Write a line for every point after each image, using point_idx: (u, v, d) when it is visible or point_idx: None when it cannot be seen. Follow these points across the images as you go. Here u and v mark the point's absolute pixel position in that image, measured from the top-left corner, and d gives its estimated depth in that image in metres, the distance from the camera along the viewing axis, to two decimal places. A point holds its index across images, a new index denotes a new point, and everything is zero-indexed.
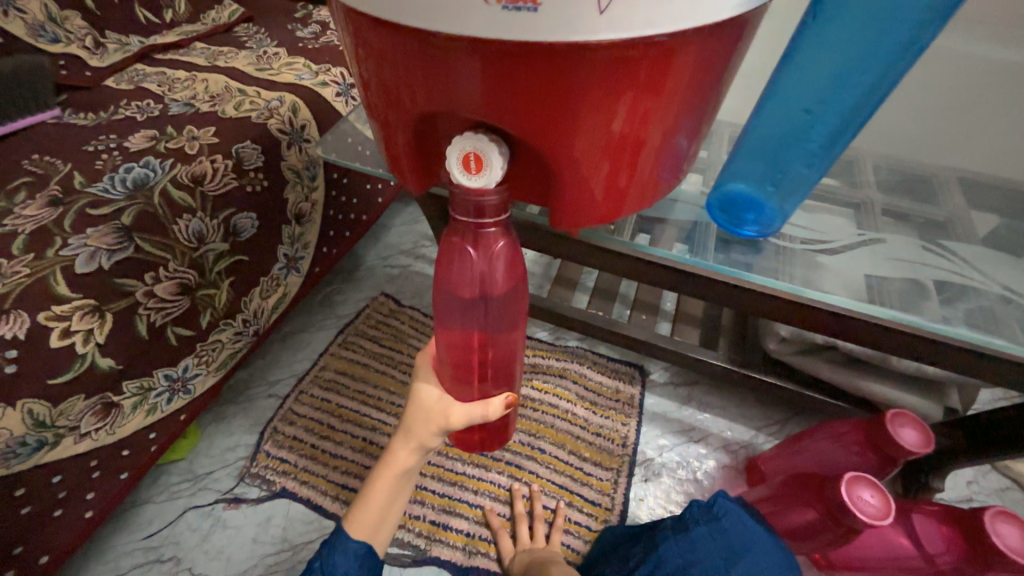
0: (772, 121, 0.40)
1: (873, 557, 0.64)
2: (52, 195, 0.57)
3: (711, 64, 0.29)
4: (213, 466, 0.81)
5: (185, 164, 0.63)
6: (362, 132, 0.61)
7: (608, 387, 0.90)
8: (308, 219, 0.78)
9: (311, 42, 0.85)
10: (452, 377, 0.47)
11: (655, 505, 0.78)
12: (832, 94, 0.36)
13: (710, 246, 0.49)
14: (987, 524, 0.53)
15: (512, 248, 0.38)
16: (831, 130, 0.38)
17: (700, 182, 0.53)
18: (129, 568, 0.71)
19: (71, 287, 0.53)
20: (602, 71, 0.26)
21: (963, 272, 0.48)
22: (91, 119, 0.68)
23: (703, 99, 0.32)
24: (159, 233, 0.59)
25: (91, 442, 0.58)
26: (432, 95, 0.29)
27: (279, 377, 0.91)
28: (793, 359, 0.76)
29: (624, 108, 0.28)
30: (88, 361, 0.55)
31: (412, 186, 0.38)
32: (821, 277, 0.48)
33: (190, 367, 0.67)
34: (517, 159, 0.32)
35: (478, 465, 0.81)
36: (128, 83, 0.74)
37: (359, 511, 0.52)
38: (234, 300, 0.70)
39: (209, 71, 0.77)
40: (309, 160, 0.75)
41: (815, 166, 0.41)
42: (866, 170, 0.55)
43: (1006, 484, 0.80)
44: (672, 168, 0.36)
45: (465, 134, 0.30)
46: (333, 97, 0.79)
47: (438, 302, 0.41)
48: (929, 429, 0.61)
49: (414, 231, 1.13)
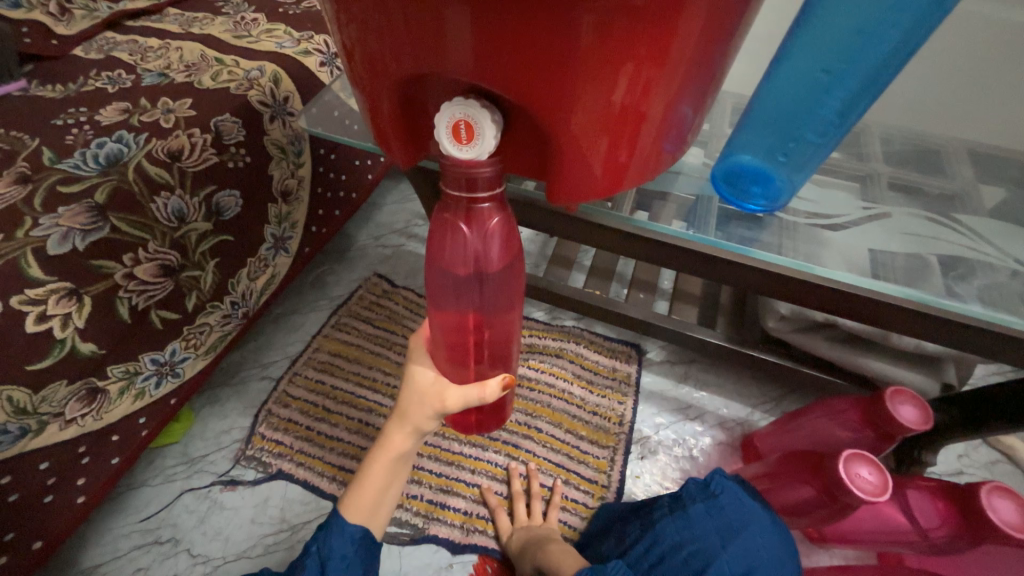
0: (786, 86, 0.38)
1: (870, 529, 0.65)
2: (20, 171, 0.54)
3: (720, 23, 0.27)
4: (208, 449, 0.79)
5: (161, 139, 0.60)
6: (347, 103, 0.58)
7: (605, 366, 0.89)
8: (296, 196, 0.76)
9: (292, 8, 0.81)
10: (447, 359, 0.45)
11: (651, 481, 0.78)
12: (852, 52, 0.34)
13: (712, 222, 0.48)
14: (982, 500, 0.52)
15: (508, 224, 0.36)
16: (849, 95, 0.36)
17: (702, 154, 0.51)
18: (128, 550, 0.71)
19: (43, 270, 0.50)
20: (605, 26, 0.23)
21: (973, 246, 0.47)
22: (60, 91, 0.64)
23: (711, 65, 0.30)
24: (136, 212, 0.57)
25: (78, 428, 0.57)
26: (419, 56, 0.26)
27: (272, 359, 0.89)
28: (793, 338, 0.75)
29: (625, 77, 0.26)
30: (67, 345, 0.53)
31: (401, 160, 0.35)
32: (826, 253, 0.47)
33: (178, 350, 0.65)
34: (512, 129, 0.30)
35: (475, 445, 0.81)
36: (98, 53, 0.70)
37: (355, 494, 0.51)
38: (221, 281, 0.68)
39: (184, 39, 0.73)
40: (294, 135, 0.72)
41: (827, 136, 0.39)
42: (874, 142, 0.53)
43: (996, 457, 0.81)
44: (675, 140, 0.34)
45: (455, 99, 0.28)
46: (317, 66, 0.76)
47: (430, 282, 0.39)
48: (929, 407, 0.61)
49: (406, 209, 1.11)
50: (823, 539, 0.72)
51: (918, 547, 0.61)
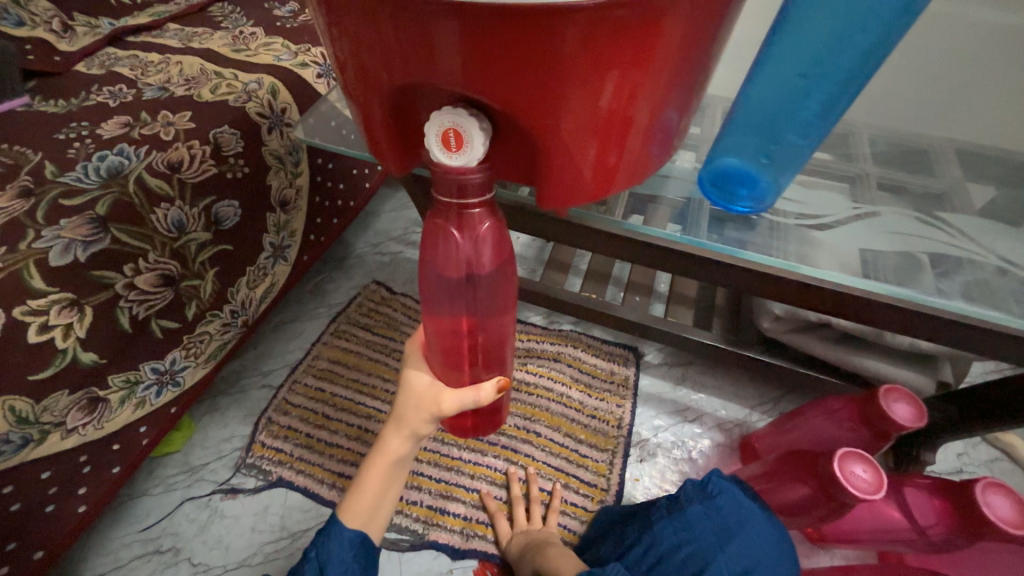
0: (767, 89, 0.39)
1: (867, 528, 0.65)
2: (23, 185, 0.55)
3: (701, 30, 0.28)
4: (209, 457, 0.80)
5: (161, 151, 0.61)
6: (344, 113, 0.59)
7: (603, 369, 0.90)
8: (294, 205, 0.77)
9: (290, 21, 0.83)
10: (442, 363, 0.46)
11: (650, 484, 0.78)
12: (828, 57, 0.35)
13: (703, 225, 0.49)
14: (978, 496, 0.53)
15: (500, 228, 0.36)
16: (828, 98, 0.37)
17: (692, 158, 0.52)
18: (128, 559, 0.71)
19: (46, 281, 0.51)
20: (589, 35, 0.24)
21: (960, 244, 0.47)
22: (62, 106, 0.66)
23: (693, 70, 0.30)
24: (136, 223, 0.57)
25: (79, 437, 0.57)
26: (411, 68, 0.27)
27: (272, 367, 0.90)
28: (787, 338, 0.75)
29: (612, 82, 0.27)
30: (69, 355, 0.53)
31: (394, 168, 0.36)
32: (816, 254, 0.47)
33: (178, 359, 0.66)
34: (501, 136, 0.31)
35: (474, 450, 0.81)
36: (100, 68, 0.72)
37: (353, 498, 0.52)
38: (221, 290, 0.69)
39: (184, 53, 0.74)
40: (292, 145, 0.73)
41: (809, 138, 0.40)
42: (862, 143, 0.54)
43: (995, 456, 0.81)
44: (662, 144, 0.35)
45: (444, 108, 0.29)
46: (314, 78, 0.77)
47: (424, 287, 0.40)
48: (923, 404, 0.61)
49: (404, 217, 1.12)
50: (823, 539, 0.72)
51: (916, 545, 0.61)
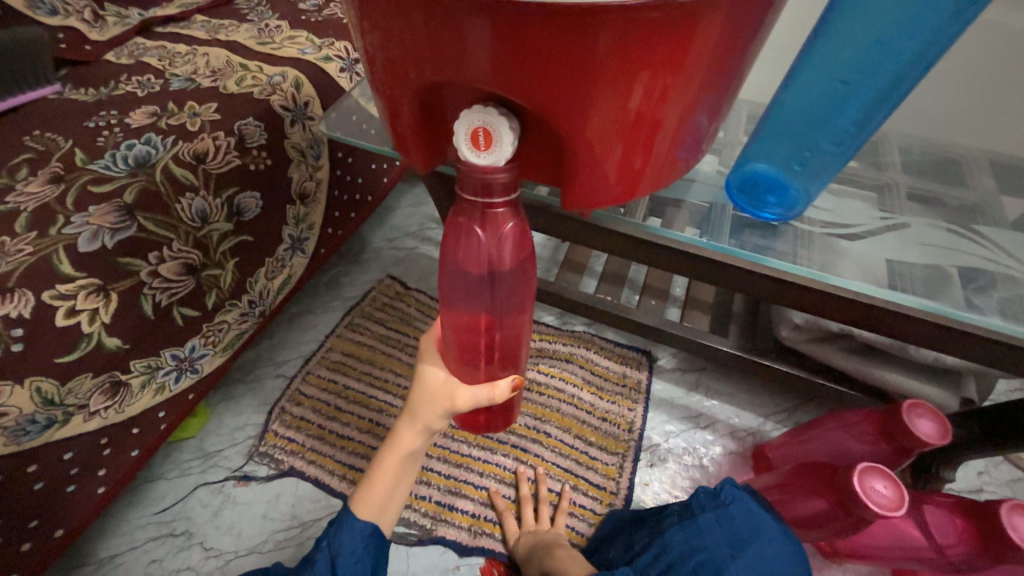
0: (802, 96, 0.38)
1: (882, 545, 0.64)
2: (54, 172, 0.56)
3: (738, 31, 0.27)
4: (223, 444, 0.81)
5: (187, 141, 0.62)
6: (366, 108, 0.59)
7: (615, 372, 0.89)
8: (313, 199, 0.77)
9: (314, 15, 0.83)
10: (458, 359, 0.46)
11: (660, 489, 0.77)
12: (870, 63, 0.34)
13: (726, 230, 0.48)
14: (1003, 518, 0.51)
15: (522, 228, 0.36)
16: (866, 105, 0.36)
17: (717, 162, 0.51)
18: (143, 541, 0.72)
19: (74, 266, 0.52)
20: (621, 37, 0.24)
21: (997, 258, 0.46)
22: (91, 94, 0.67)
23: (726, 75, 0.30)
24: (161, 212, 0.58)
25: (101, 420, 0.59)
26: (441, 65, 0.27)
27: (287, 357, 0.91)
28: (805, 347, 0.74)
29: (642, 84, 0.26)
30: (94, 340, 0.54)
31: (418, 164, 0.36)
32: (843, 263, 0.46)
33: (197, 347, 0.67)
34: (528, 135, 0.31)
35: (484, 447, 0.81)
36: (128, 58, 0.73)
37: (366, 490, 0.52)
38: (239, 281, 0.69)
39: (210, 45, 0.75)
40: (313, 138, 0.74)
41: (844, 146, 0.39)
42: (893, 151, 0.52)
43: (1018, 475, 0.79)
44: (690, 148, 0.34)
45: (474, 107, 0.28)
46: (337, 72, 0.78)
47: (444, 282, 0.40)
48: (947, 421, 0.60)
49: (420, 212, 1.12)
50: (835, 553, 0.70)
51: (934, 564, 0.60)
